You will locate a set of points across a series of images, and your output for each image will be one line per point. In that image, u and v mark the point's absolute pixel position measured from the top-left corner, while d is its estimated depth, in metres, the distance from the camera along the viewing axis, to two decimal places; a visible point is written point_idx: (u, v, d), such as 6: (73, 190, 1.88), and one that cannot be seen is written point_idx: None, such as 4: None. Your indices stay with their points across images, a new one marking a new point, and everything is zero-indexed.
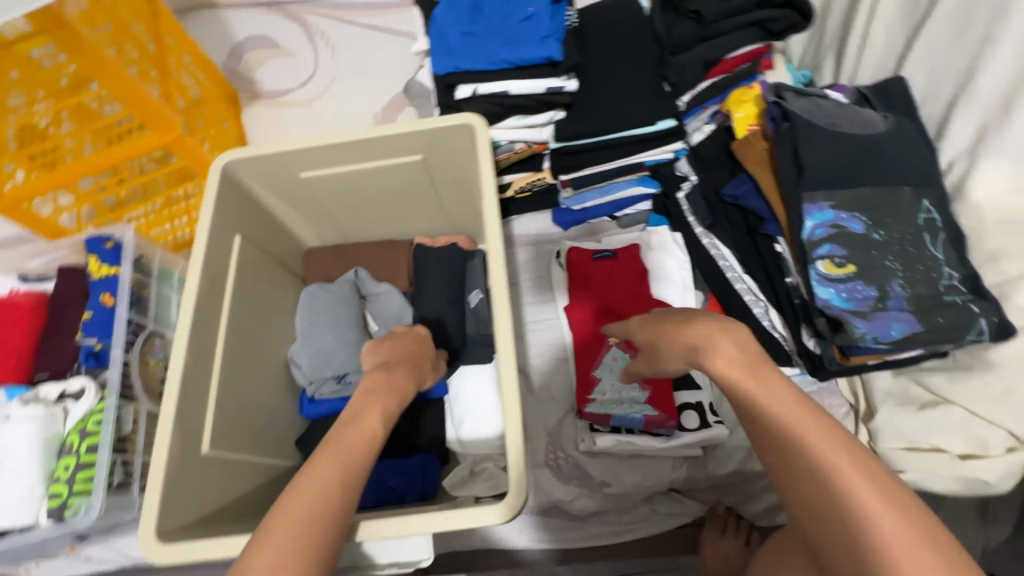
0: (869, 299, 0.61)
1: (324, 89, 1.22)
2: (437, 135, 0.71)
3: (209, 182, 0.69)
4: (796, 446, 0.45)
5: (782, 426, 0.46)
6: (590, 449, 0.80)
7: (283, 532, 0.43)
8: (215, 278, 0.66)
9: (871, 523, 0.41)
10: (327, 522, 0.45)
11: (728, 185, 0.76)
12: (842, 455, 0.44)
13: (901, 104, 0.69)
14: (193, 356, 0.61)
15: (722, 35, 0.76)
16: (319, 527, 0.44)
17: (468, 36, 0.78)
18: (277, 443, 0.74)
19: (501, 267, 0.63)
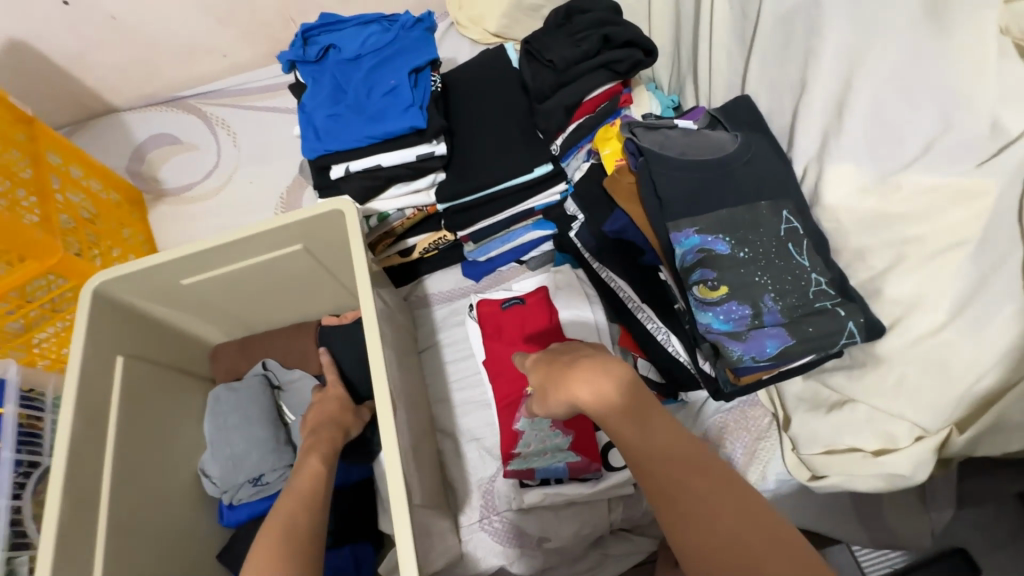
0: (746, 317, 0.62)
1: (229, 179, 1.22)
2: (310, 222, 0.71)
3: (79, 308, 0.67)
4: (686, 489, 0.45)
5: (673, 469, 0.46)
6: (523, 506, 0.77)
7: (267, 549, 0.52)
8: (94, 407, 0.64)
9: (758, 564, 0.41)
10: (300, 525, 0.55)
11: (609, 221, 0.77)
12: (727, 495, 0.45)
13: (749, 122, 0.72)
14: (72, 497, 0.58)
15: (578, 78, 0.79)
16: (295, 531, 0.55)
17: (332, 118, 0.80)
18: (193, 563, 0.71)
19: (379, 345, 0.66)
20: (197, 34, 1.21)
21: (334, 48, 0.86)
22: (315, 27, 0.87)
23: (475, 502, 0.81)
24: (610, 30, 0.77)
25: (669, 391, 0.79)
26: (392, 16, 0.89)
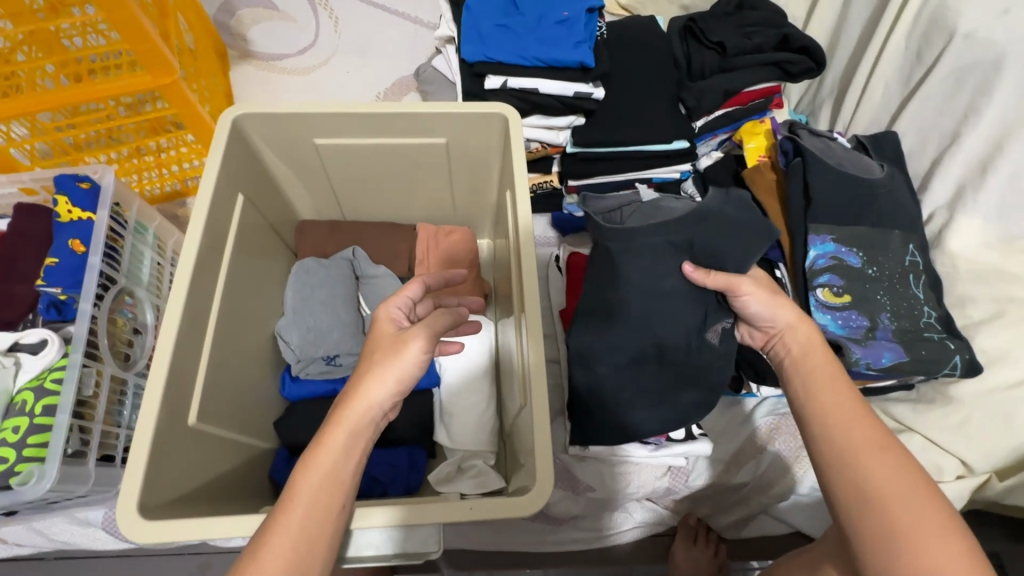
0: (861, 327, 0.66)
1: (323, 60, 1.17)
2: (467, 120, 0.70)
3: (217, 134, 0.64)
4: (866, 458, 0.44)
5: (859, 432, 0.46)
6: (580, 453, 0.79)
7: (304, 513, 0.43)
8: (216, 236, 0.61)
9: (927, 548, 0.39)
10: (316, 550, 0.43)
11: (736, 209, 0.79)
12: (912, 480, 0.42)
13: (893, 156, 0.76)
14: (189, 319, 0.55)
15: (743, 68, 0.81)
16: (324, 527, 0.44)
17: (501, 29, 0.79)
18: (257, 423, 0.69)
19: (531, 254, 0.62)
20: None
21: None
22: None
23: None
24: (790, 30, 0.80)
25: (736, 384, 0.82)
26: None
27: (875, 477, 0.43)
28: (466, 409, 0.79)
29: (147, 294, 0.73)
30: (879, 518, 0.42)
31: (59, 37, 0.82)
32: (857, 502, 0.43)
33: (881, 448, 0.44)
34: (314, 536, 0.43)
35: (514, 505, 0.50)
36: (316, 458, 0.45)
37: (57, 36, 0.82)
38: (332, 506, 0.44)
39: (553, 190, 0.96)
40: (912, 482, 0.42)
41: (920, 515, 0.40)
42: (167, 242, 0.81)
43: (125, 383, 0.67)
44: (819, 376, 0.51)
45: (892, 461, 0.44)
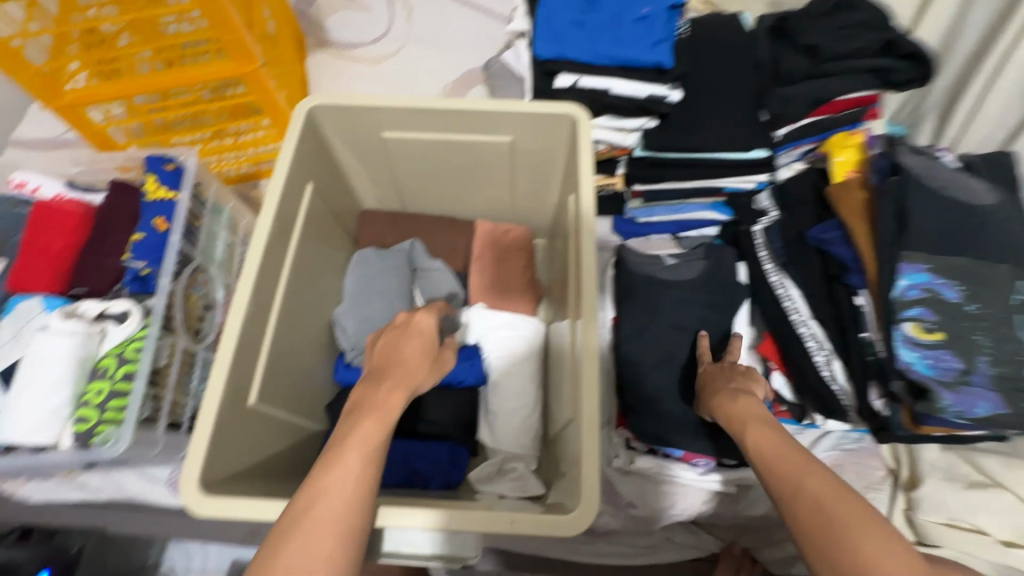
0: (954, 370, 0.60)
1: (394, 50, 1.18)
2: (535, 120, 0.68)
3: (292, 125, 0.66)
4: (804, 481, 0.43)
5: (789, 460, 0.46)
6: (623, 467, 0.78)
7: (357, 467, 0.44)
8: (285, 224, 0.63)
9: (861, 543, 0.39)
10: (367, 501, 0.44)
11: (816, 227, 0.74)
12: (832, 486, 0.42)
13: (1007, 180, 0.67)
14: (255, 304, 0.58)
15: (837, 74, 0.75)
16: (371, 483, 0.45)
17: (577, 25, 0.76)
18: (311, 405, 0.71)
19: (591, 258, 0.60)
20: None
21: None
22: None
23: None
24: (896, 35, 0.72)
25: (798, 412, 0.78)
26: None
27: (813, 497, 0.42)
28: (510, 410, 0.78)
29: (218, 272, 0.77)
30: (829, 540, 0.40)
31: (158, 23, 0.87)
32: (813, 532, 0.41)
33: (806, 471, 0.44)
34: (364, 495, 0.43)
35: (563, 525, 0.49)
36: (362, 425, 0.47)
37: (156, 23, 0.87)
38: (376, 469, 0.45)
39: (616, 192, 0.93)
40: (840, 491, 0.42)
41: (855, 517, 0.40)
42: (240, 223, 0.85)
43: (195, 356, 0.71)
44: (751, 420, 0.53)
45: (823, 474, 0.43)
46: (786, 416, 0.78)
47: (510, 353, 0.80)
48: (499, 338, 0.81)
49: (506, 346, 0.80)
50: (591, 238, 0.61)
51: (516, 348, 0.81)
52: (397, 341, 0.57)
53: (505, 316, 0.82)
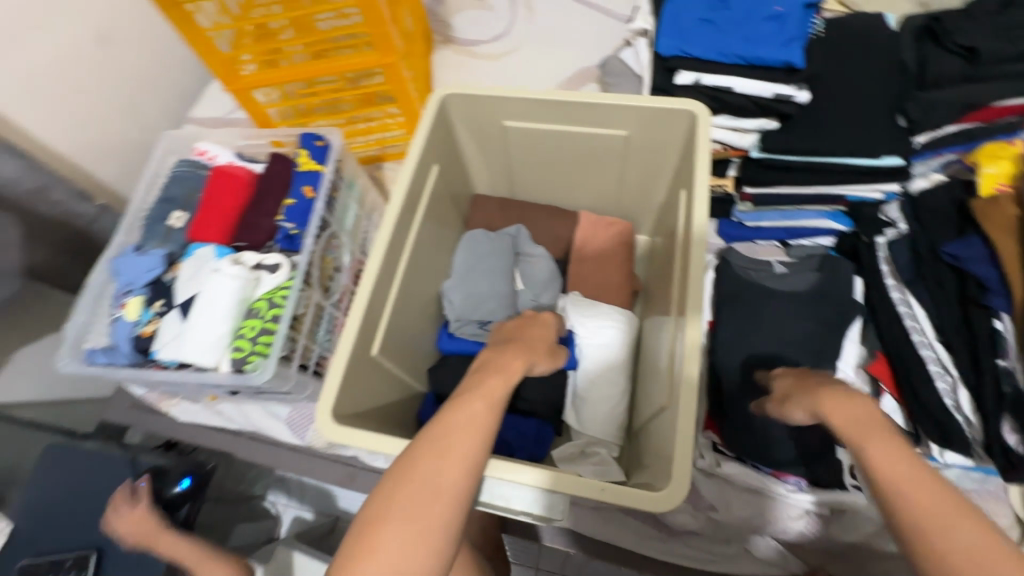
0: None
1: (512, 48, 1.24)
2: (653, 115, 0.70)
3: (427, 110, 0.73)
4: (907, 497, 0.42)
5: (901, 472, 0.44)
6: (708, 469, 0.77)
7: (477, 414, 0.51)
8: (413, 198, 0.70)
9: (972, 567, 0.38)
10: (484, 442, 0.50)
11: (951, 242, 0.68)
12: (948, 504, 0.41)
13: None
14: (384, 266, 0.65)
15: (995, 78, 0.69)
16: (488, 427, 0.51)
17: (704, 23, 0.77)
18: (416, 367, 0.78)
19: (700, 259, 0.61)
20: None
21: None
22: None
23: None
24: None
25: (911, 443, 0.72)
26: None
27: (918, 520, 0.41)
28: (598, 399, 0.80)
29: (347, 240, 0.87)
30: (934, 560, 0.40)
31: (313, 19, 0.98)
32: (917, 549, 0.41)
33: (916, 482, 0.43)
34: (484, 436, 0.50)
35: (650, 501, 0.50)
36: (487, 381, 0.56)
37: (311, 19, 0.98)
38: (495, 418, 0.52)
39: (725, 195, 0.91)
40: (957, 509, 0.41)
41: (969, 541, 0.39)
42: (367, 199, 0.95)
43: (324, 310, 0.81)
44: (853, 425, 0.48)
45: (936, 490, 0.42)
46: None
47: (604, 344, 0.82)
48: (595, 328, 0.83)
49: (600, 336, 0.82)
50: (701, 238, 0.62)
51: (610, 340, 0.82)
52: (524, 328, 0.72)
53: (602, 308, 0.84)
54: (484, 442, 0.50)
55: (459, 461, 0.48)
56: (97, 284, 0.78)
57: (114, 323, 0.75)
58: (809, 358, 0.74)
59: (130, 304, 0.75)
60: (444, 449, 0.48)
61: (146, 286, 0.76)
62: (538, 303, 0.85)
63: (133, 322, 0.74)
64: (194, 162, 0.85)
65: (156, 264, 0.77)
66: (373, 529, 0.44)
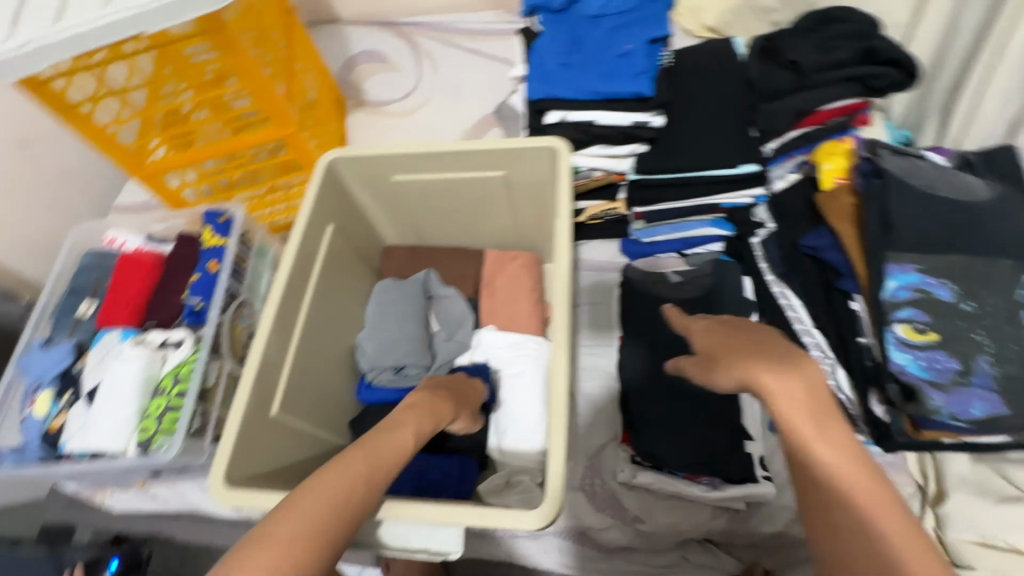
0: (951, 371, 0.58)
1: (421, 103, 1.31)
2: (521, 153, 0.75)
3: (314, 175, 0.77)
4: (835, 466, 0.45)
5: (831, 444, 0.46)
6: (628, 482, 0.79)
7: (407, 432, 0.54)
8: (306, 260, 0.73)
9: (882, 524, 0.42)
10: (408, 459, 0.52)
11: (807, 235, 0.74)
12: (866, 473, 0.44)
13: (1007, 174, 0.65)
14: (278, 327, 0.68)
15: (821, 86, 0.76)
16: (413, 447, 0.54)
17: (564, 67, 0.83)
18: (334, 421, 0.80)
19: (562, 286, 0.64)
20: None
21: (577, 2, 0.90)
22: None
23: (578, 461, 0.83)
24: (877, 42, 0.73)
25: None
26: None
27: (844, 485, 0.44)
28: (517, 422, 0.83)
29: (261, 306, 0.89)
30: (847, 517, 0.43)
31: (225, 100, 1.00)
32: (835, 509, 0.44)
33: (841, 449, 0.45)
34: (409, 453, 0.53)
35: (520, 517, 0.52)
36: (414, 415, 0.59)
37: (223, 100, 0.99)
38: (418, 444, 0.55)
39: (620, 216, 0.97)
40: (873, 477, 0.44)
41: (880, 505, 0.42)
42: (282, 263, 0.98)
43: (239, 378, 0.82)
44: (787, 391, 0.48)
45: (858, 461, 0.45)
46: None
47: (518, 367, 0.86)
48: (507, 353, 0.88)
49: (514, 361, 0.87)
50: (566, 252, 0.67)
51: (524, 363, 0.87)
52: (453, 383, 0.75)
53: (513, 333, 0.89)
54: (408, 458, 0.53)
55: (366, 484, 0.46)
56: (6, 386, 0.78)
57: (23, 421, 0.75)
58: None
59: (39, 400, 0.75)
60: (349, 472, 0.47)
61: (54, 379, 0.77)
62: (452, 341, 0.89)
63: (41, 418, 0.75)
64: (102, 251, 0.88)
65: (63, 356, 0.78)
66: (281, 511, 0.42)
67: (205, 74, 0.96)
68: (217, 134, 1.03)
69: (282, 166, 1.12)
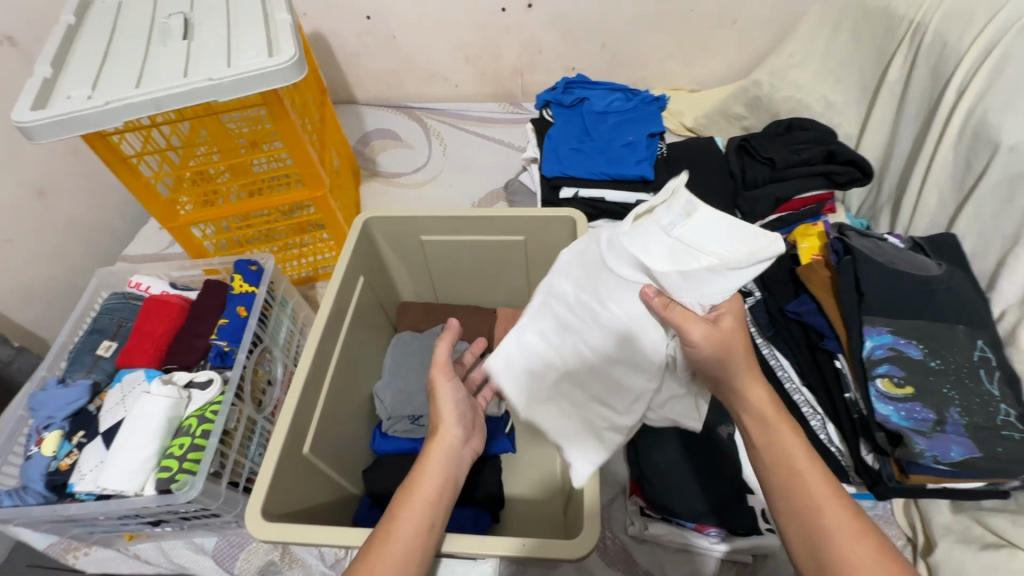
0: (928, 421, 0.67)
1: (433, 176, 1.43)
2: (540, 221, 0.85)
3: (351, 231, 0.84)
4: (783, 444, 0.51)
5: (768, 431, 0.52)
6: (639, 535, 0.81)
7: (426, 483, 0.55)
8: (340, 307, 0.79)
9: (828, 511, 0.46)
10: (451, 494, 0.56)
11: (792, 302, 0.85)
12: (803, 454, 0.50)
13: (953, 257, 0.78)
14: (314, 365, 0.72)
15: (793, 177, 0.92)
16: (446, 492, 0.55)
17: (576, 152, 0.97)
18: (349, 467, 0.80)
19: None
20: (446, 63, 1.49)
21: (586, 101, 1.05)
22: (576, 82, 1.09)
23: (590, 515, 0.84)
24: (836, 147, 0.90)
25: None
26: (635, 91, 1.08)
27: (789, 459, 0.50)
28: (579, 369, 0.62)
29: (280, 354, 0.91)
30: (798, 496, 0.48)
31: (249, 165, 1.10)
32: (788, 486, 0.49)
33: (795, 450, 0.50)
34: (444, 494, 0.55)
35: (562, 546, 0.56)
36: (429, 456, 0.57)
37: (248, 165, 1.09)
38: (451, 484, 0.56)
39: None
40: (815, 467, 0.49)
41: (828, 505, 0.47)
42: (300, 314, 1.01)
43: (255, 424, 0.83)
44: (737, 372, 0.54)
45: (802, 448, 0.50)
46: None
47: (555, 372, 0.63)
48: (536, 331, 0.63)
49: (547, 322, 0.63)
50: None
51: (666, 218, 0.54)
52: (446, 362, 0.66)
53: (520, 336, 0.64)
54: (442, 504, 0.55)
55: (451, 480, 0.56)
56: (14, 421, 0.78)
57: (27, 461, 0.74)
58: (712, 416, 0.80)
59: (46, 440, 0.75)
60: (430, 486, 0.54)
61: (66, 419, 0.77)
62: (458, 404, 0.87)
63: (48, 458, 0.74)
64: (128, 294, 0.91)
65: (80, 394, 0.78)
66: (382, 540, 0.51)
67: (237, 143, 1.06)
68: (237, 196, 1.10)
69: (297, 226, 1.16)
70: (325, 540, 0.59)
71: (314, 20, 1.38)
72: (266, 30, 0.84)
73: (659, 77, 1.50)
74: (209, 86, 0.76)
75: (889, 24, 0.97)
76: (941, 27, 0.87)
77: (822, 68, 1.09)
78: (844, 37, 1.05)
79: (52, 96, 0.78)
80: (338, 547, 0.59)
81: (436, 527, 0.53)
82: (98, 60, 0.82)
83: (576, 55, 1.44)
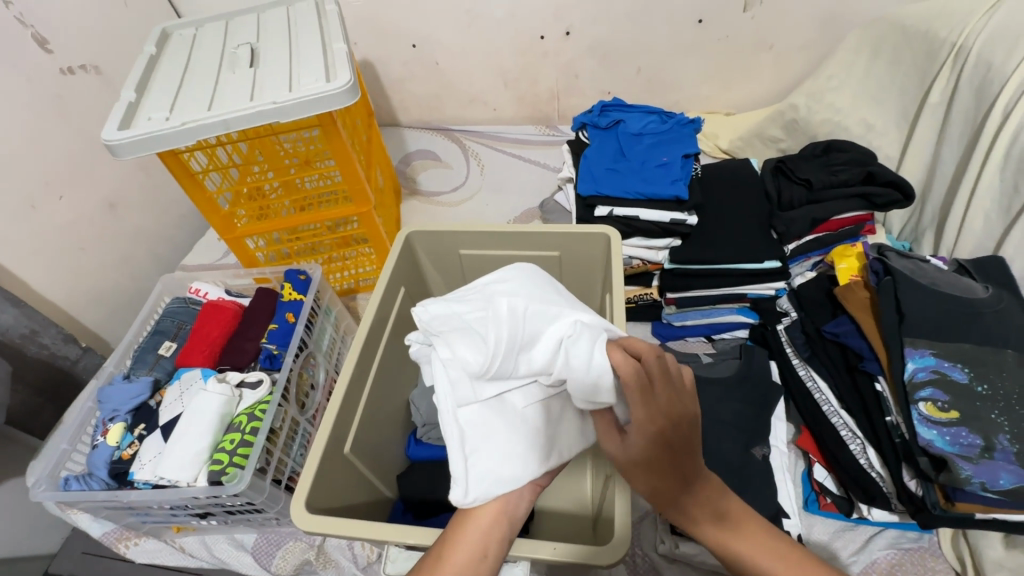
0: (974, 446, 0.65)
1: (470, 195, 1.48)
2: (575, 236, 0.87)
3: (395, 244, 0.89)
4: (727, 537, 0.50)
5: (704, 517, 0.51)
6: (670, 553, 0.80)
7: (479, 523, 0.54)
8: (383, 315, 0.83)
9: None
10: (506, 534, 0.54)
11: (829, 322, 0.84)
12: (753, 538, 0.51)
13: (1001, 279, 0.75)
14: (357, 369, 0.75)
15: (830, 200, 0.91)
16: (497, 531, 0.54)
17: (611, 172, 0.99)
18: (385, 471, 0.83)
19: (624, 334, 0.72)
20: (486, 88, 1.55)
21: (621, 123, 1.08)
22: (612, 106, 1.12)
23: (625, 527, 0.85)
24: (875, 168, 0.89)
25: (845, 506, 0.78)
26: (671, 113, 1.10)
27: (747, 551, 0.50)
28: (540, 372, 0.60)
29: (323, 359, 0.96)
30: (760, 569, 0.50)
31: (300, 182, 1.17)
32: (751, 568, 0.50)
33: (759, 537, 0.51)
34: (498, 536, 0.54)
35: (596, 554, 0.57)
36: (488, 498, 0.56)
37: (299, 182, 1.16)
38: (505, 525, 0.55)
39: (653, 301, 1.05)
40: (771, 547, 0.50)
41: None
42: (343, 323, 1.06)
43: (298, 425, 0.87)
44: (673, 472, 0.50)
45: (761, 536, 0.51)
46: (833, 508, 0.80)
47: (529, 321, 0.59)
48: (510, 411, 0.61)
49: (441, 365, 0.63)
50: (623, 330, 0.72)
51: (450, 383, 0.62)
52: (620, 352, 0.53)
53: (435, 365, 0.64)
54: (499, 541, 0.54)
55: (502, 528, 0.54)
56: (83, 413, 0.85)
57: (94, 449, 0.80)
58: (747, 437, 0.79)
59: (112, 431, 0.81)
60: (476, 529, 0.54)
61: (129, 412, 0.83)
62: None
63: (112, 448, 0.80)
64: (187, 299, 0.98)
65: (141, 390, 0.84)
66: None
67: (290, 161, 1.14)
68: (288, 211, 1.17)
69: (341, 241, 1.22)
70: (363, 534, 0.62)
71: (364, 49, 1.47)
72: (325, 58, 0.91)
73: (695, 101, 1.52)
74: (271, 108, 0.83)
75: (930, 47, 0.97)
76: (985, 50, 0.87)
77: (862, 91, 1.09)
78: (883, 61, 1.05)
79: (135, 116, 0.87)
80: (373, 541, 0.61)
81: (488, 559, 0.51)
82: (175, 86, 0.91)
83: (612, 80, 1.48)
